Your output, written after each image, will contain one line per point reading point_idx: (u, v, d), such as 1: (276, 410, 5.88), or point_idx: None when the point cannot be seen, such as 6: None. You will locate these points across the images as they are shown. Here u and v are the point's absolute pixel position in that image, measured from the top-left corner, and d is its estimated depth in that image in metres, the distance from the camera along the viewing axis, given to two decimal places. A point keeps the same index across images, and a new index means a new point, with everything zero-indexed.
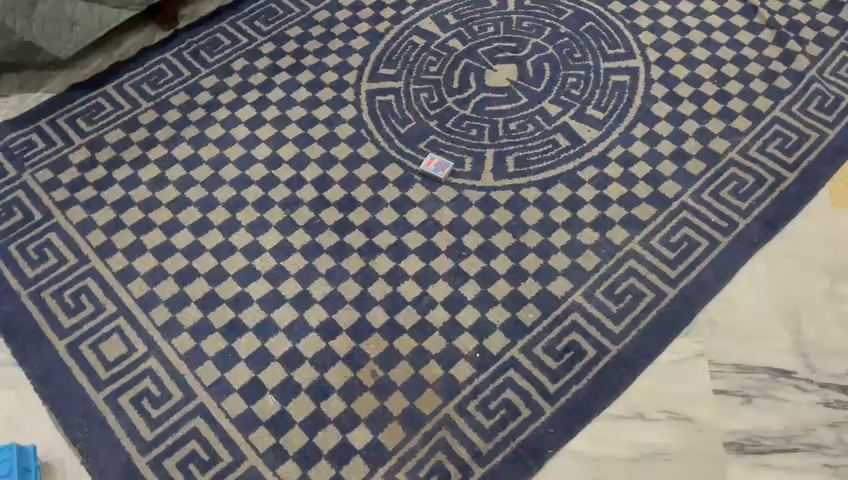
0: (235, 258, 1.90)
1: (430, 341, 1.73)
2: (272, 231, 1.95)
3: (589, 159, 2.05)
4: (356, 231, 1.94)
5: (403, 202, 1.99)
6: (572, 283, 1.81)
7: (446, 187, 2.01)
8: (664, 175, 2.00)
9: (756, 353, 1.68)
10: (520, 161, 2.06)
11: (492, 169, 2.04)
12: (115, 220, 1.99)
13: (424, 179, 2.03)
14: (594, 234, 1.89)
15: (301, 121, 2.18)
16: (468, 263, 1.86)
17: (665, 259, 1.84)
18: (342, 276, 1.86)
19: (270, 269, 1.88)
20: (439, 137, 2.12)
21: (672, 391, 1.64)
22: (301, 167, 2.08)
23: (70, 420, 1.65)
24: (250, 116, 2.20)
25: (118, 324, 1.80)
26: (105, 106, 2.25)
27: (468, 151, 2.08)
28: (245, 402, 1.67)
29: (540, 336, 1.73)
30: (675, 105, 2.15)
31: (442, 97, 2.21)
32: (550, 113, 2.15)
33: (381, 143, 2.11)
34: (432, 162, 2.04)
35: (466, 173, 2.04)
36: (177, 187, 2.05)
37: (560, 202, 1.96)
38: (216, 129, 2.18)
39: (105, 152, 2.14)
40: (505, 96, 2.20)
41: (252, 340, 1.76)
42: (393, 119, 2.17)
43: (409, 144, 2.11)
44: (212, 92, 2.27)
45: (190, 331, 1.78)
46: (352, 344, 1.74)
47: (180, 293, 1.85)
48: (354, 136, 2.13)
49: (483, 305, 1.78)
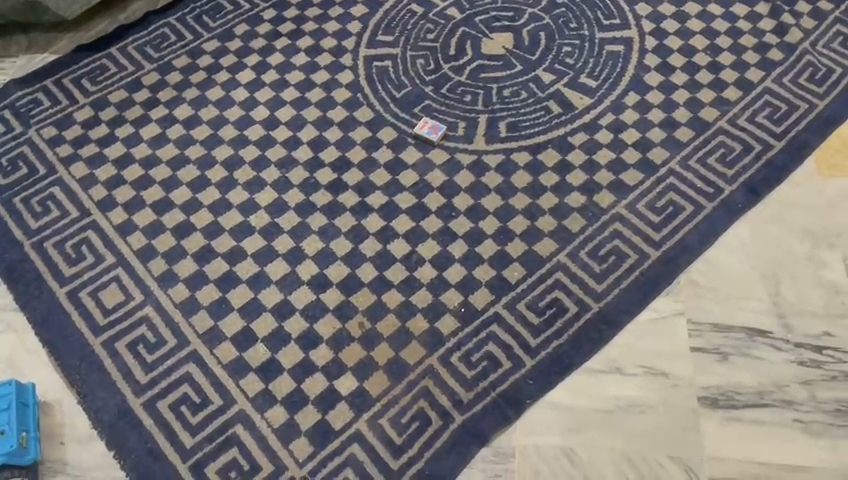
0: (231, 214, 1.96)
1: (417, 296, 1.79)
2: (268, 189, 2.00)
3: (579, 125, 2.09)
4: (349, 191, 1.99)
5: (396, 164, 2.04)
6: (558, 244, 1.86)
7: (439, 149, 2.06)
8: (653, 142, 2.04)
9: (734, 313, 1.72)
10: (512, 127, 2.10)
11: (484, 133, 2.08)
12: (116, 176, 2.05)
13: (417, 141, 2.08)
14: (581, 198, 1.94)
15: (299, 85, 2.23)
16: (457, 223, 1.91)
17: (650, 223, 1.88)
18: (334, 233, 1.91)
19: (265, 226, 1.94)
20: (434, 102, 2.17)
21: (650, 347, 1.68)
22: (297, 129, 2.13)
23: (68, 363, 1.72)
24: (250, 79, 2.25)
25: (117, 274, 1.86)
26: (109, 67, 2.30)
27: (461, 116, 2.13)
28: (236, 350, 1.72)
29: (524, 293, 1.78)
30: (667, 75, 2.18)
31: (438, 63, 2.26)
32: (543, 81, 2.19)
33: (376, 108, 2.16)
34: (426, 125, 2.09)
35: (458, 137, 2.08)
36: (177, 146, 2.11)
37: (549, 166, 2.00)
38: (216, 91, 2.23)
39: (108, 111, 2.19)
40: (500, 63, 2.24)
41: (245, 291, 1.82)
42: (390, 84, 2.21)
43: (404, 108, 2.15)
44: (214, 55, 2.32)
45: (186, 282, 1.84)
46: (342, 297, 1.80)
47: (177, 246, 1.91)
48: (350, 100, 2.18)
49: (470, 263, 1.84)
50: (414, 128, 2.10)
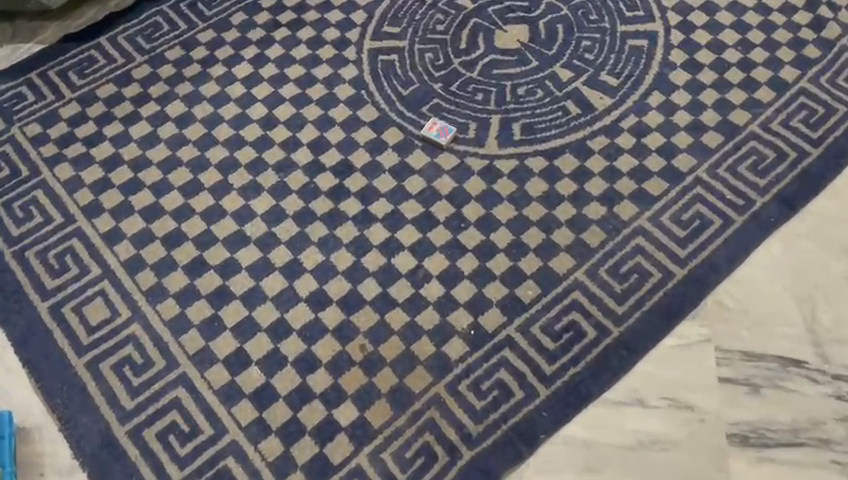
0: (225, 222, 1.83)
1: (423, 316, 1.66)
2: (264, 196, 1.87)
3: (599, 128, 1.94)
4: (351, 198, 1.86)
5: (402, 169, 1.90)
6: (576, 260, 1.73)
7: (448, 153, 1.92)
8: (679, 148, 1.89)
9: (766, 340, 1.59)
10: (527, 128, 1.95)
11: (497, 136, 1.94)
12: (103, 178, 1.92)
13: (425, 144, 1.94)
14: (601, 209, 1.80)
15: (299, 80, 2.08)
16: (467, 236, 1.78)
17: (675, 237, 1.74)
18: (335, 245, 1.78)
19: (261, 235, 1.81)
20: (443, 100, 2.02)
21: (675, 377, 1.56)
22: (297, 129, 1.99)
23: (50, 386, 1.61)
24: (247, 73, 2.11)
25: (102, 288, 1.74)
26: (97, 59, 2.16)
27: (472, 117, 1.98)
28: (229, 373, 1.61)
29: (538, 314, 1.65)
30: (694, 73, 2.03)
31: (448, 58, 2.11)
32: (561, 78, 2.04)
33: (381, 106, 2.02)
34: (434, 126, 1.95)
35: (469, 139, 1.94)
36: (168, 146, 1.97)
37: (566, 173, 1.86)
38: (211, 87, 2.09)
39: (96, 107, 2.06)
40: (515, 58, 2.09)
41: (238, 309, 1.69)
42: (395, 81, 2.07)
43: (411, 107, 2.01)
44: (209, 47, 2.17)
45: (176, 297, 1.72)
46: (342, 316, 1.67)
47: (167, 257, 1.78)
48: (354, 97, 2.04)
49: (480, 281, 1.71)
50: (422, 129, 1.96)
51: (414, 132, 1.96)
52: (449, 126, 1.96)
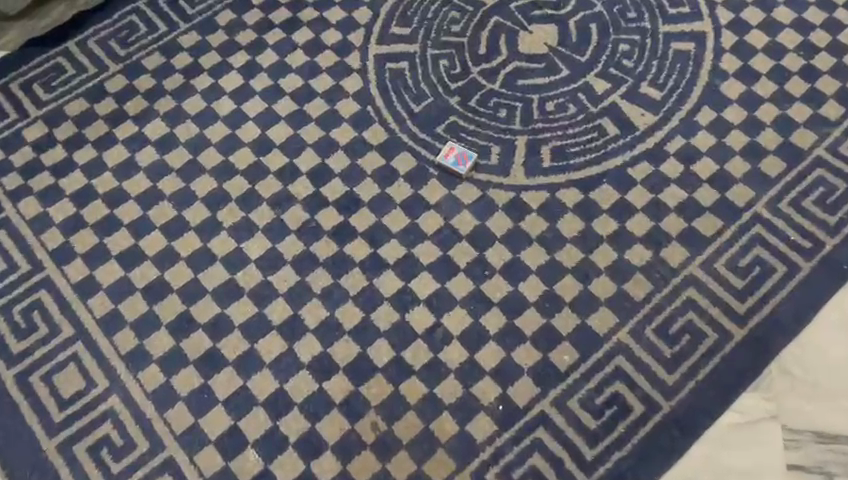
0: (215, 269, 1.60)
1: (444, 387, 1.45)
2: (259, 237, 1.64)
3: (641, 152, 1.69)
4: (358, 239, 1.62)
5: (415, 203, 1.66)
6: (618, 317, 1.50)
7: (469, 184, 1.68)
8: (734, 177, 1.64)
9: (841, 416, 1.39)
10: (559, 153, 1.70)
11: (524, 163, 1.70)
12: (74, 215, 1.68)
13: (442, 173, 1.69)
14: (646, 253, 1.56)
15: (296, 94, 1.83)
16: (492, 286, 1.55)
17: (732, 289, 1.51)
18: (340, 297, 1.56)
19: (255, 286, 1.58)
20: (461, 118, 1.76)
21: (736, 463, 1.36)
22: (294, 154, 1.74)
23: (17, 473, 1.41)
24: (237, 86, 1.85)
25: (75, 351, 1.52)
26: (65, 68, 1.89)
27: (495, 138, 1.73)
28: (222, 458, 1.41)
29: (576, 385, 1.44)
30: (750, 83, 1.76)
31: (465, 66, 1.84)
32: (596, 91, 1.78)
33: (390, 126, 1.76)
34: (452, 152, 1.70)
35: (492, 167, 1.69)
36: (148, 176, 1.73)
37: (605, 209, 1.62)
38: (196, 102, 1.83)
39: (65, 128, 1.80)
40: (542, 66, 1.82)
41: (231, 377, 1.48)
42: (406, 94, 1.81)
43: (425, 127, 1.76)
44: (192, 53, 1.90)
45: (159, 362, 1.51)
46: (350, 387, 1.46)
47: (148, 312, 1.56)
48: (359, 115, 1.78)
49: (508, 342, 1.49)
50: (438, 155, 1.71)
51: (429, 158, 1.71)
52: (469, 151, 1.71)
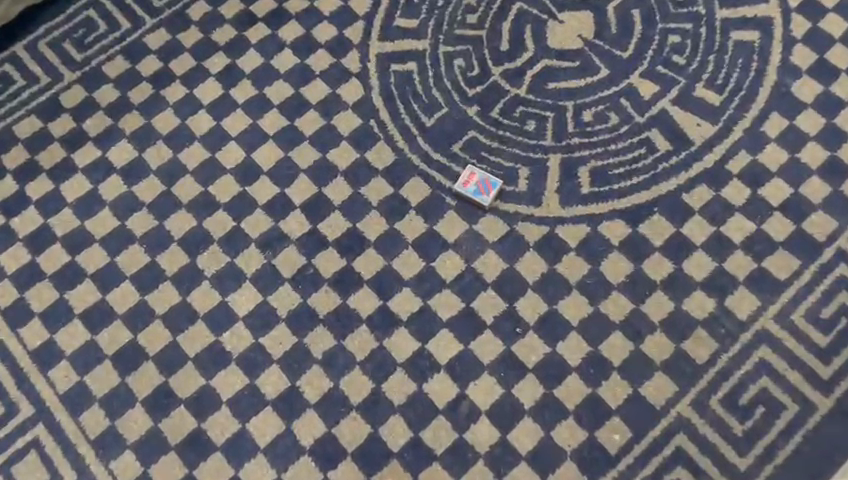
0: (196, 329, 1.36)
1: (471, 475, 1.24)
2: (246, 287, 1.39)
3: (699, 172, 1.42)
4: (363, 288, 1.37)
5: (430, 241, 1.40)
6: (677, 384, 1.26)
7: (493, 217, 1.41)
8: (811, 202, 1.37)
9: None
10: (599, 175, 1.43)
11: (558, 188, 1.42)
12: (29, 265, 1.43)
13: (461, 204, 1.42)
14: (708, 301, 1.31)
15: (285, 106, 1.54)
16: (524, 346, 1.30)
17: (812, 347, 1.27)
18: (345, 363, 1.31)
19: (244, 350, 1.34)
20: (482, 133, 1.48)
21: None
22: (285, 182, 1.47)
23: None
24: (215, 96, 1.56)
25: (37, 436, 1.30)
26: (12, 76, 1.60)
27: (523, 158, 1.45)
28: None
29: (628, 471, 1.22)
30: (826, 82, 1.47)
31: (485, 66, 1.54)
32: (642, 95, 1.49)
33: (397, 145, 1.49)
34: (472, 180, 1.42)
35: (521, 194, 1.42)
36: (114, 212, 1.47)
37: (657, 246, 1.36)
38: (168, 117, 1.55)
39: (15, 154, 1.53)
40: (576, 65, 1.53)
41: (220, 465, 1.27)
42: (415, 103, 1.52)
43: (439, 146, 1.48)
44: (161, 56, 1.61)
45: (136, 447, 1.29)
46: (362, 477, 1.25)
47: (120, 385, 1.33)
48: (360, 131, 1.50)
49: (546, 417, 1.26)
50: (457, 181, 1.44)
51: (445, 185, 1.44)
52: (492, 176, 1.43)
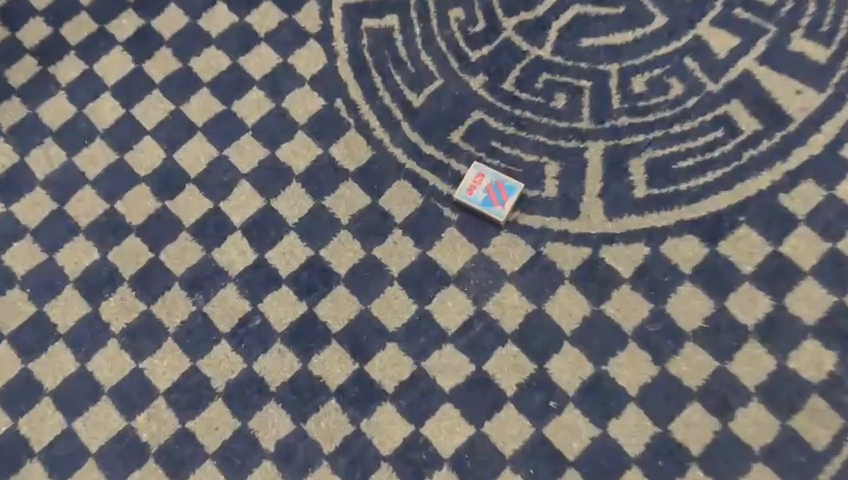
0: (100, 411, 0.97)
1: None
2: (168, 347, 0.99)
3: (801, 162, 1.00)
4: (331, 346, 0.97)
5: (424, 274, 0.99)
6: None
7: (512, 236, 1.00)
8: None
9: None
10: (659, 171, 1.01)
11: (602, 192, 1.01)
12: None
13: (465, 219, 1.01)
14: (823, 355, 0.92)
15: (219, 84, 1.12)
16: (562, 427, 0.91)
17: None
18: (309, 456, 0.93)
19: (167, 439, 0.95)
20: (491, 116, 1.06)
21: None
22: (220, 193, 1.06)
23: None
24: (123, 73, 1.13)
25: None
26: None
27: (550, 149, 1.04)
28: None
29: None
30: None
31: (492, 17, 1.11)
32: (714, 53, 1.06)
33: (374, 135, 1.07)
34: (480, 184, 1.01)
35: (549, 202, 1.01)
36: None
37: (747, 273, 0.96)
38: (58, 104, 1.12)
39: None
40: (621, 12, 1.09)
41: None
42: (397, 75, 1.09)
43: (432, 135, 1.06)
44: (48, 18, 1.17)
45: None
46: None
47: None
48: (322, 116, 1.08)
49: None
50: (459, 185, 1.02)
51: (443, 192, 1.03)
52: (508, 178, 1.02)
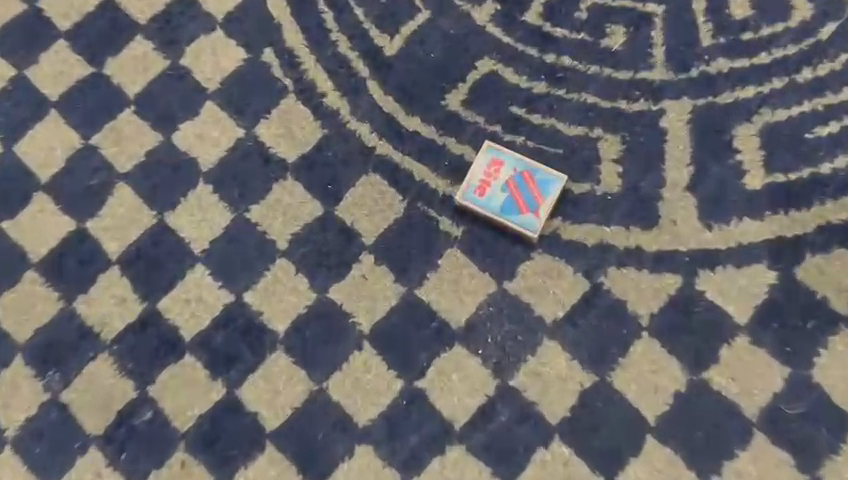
0: None
1: None
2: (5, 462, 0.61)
3: None
4: (265, 453, 0.60)
5: (411, 328, 0.61)
6: None
7: (553, 260, 0.62)
8: None
9: None
10: (783, 144, 0.63)
11: (692, 183, 0.63)
12: None
13: (475, 234, 0.63)
14: None
15: (82, 32, 0.72)
16: None
17: None
18: None
19: None
20: (509, 66, 0.67)
21: None
22: (87, 206, 0.67)
23: None
24: None
25: None
26: None
27: (605, 116, 0.65)
28: None
29: None
30: None
31: None
32: None
33: (325, 104, 0.68)
34: (498, 178, 0.63)
35: (608, 203, 0.63)
36: None
37: None
38: None
39: None
40: None
41: None
42: (357, 7, 0.70)
43: (415, 101, 0.67)
44: None
45: None
46: None
47: None
48: (243, 77, 0.69)
49: None
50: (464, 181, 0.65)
51: (438, 194, 0.65)
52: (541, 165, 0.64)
